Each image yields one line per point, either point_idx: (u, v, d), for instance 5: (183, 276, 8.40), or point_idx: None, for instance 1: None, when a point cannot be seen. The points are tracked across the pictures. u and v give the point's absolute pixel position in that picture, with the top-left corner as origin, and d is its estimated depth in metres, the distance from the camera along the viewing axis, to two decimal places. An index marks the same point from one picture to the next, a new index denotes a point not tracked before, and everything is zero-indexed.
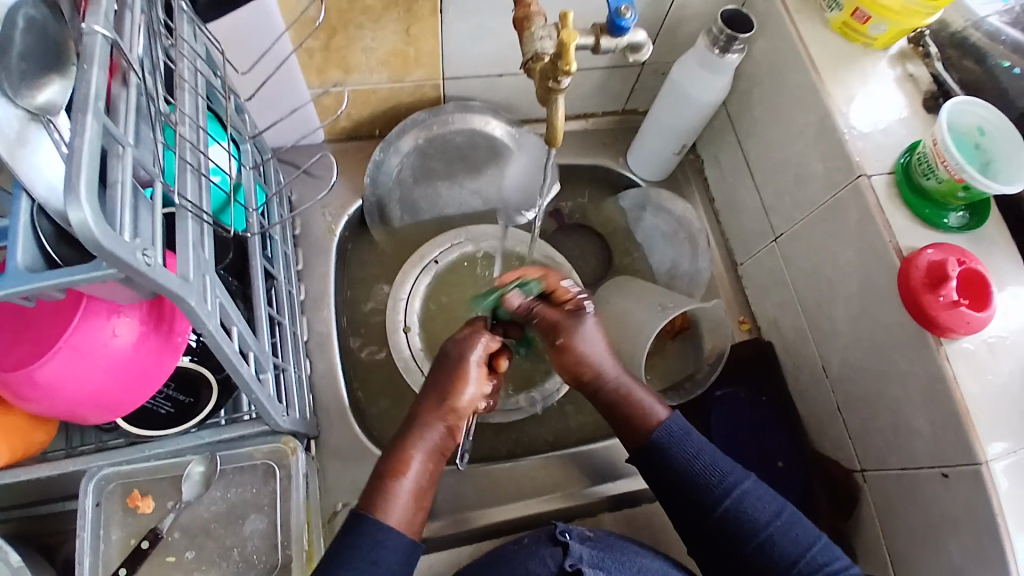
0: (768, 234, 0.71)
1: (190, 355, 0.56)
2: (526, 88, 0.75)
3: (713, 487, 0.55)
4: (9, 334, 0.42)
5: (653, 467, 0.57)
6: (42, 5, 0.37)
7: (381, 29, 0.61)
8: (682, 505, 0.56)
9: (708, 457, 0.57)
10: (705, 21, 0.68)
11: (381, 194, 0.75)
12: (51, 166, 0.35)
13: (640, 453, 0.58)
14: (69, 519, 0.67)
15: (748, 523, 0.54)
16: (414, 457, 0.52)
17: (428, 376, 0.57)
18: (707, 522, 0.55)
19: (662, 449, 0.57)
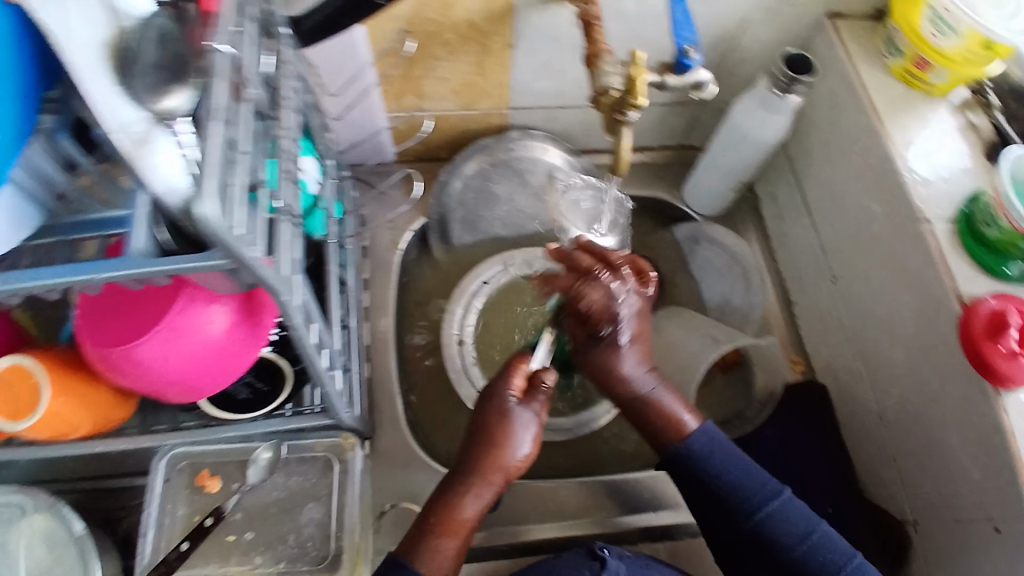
0: (825, 273, 0.71)
1: (270, 347, 0.62)
2: (589, 120, 0.78)
3: (746, 495, 0.56)
4: (117, 312, 0.47)
5: (683, 475, 0.58)
6: (164, 14, 0.40)
7: (456, 61, 0.66)
8: (715, 516, 0.56)
9: (737, 471, 0.57)
10: (766, 63, 0.70)
11: (445, 210, 0.79)
12: (167, 167, 0.39)
13: (668, 461, 0.59)
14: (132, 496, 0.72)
15: (780, 538, 0.53)
16: (459, 514, 0.55)
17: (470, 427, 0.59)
18: (743, 531, 0.55)
19: (686, 460, 0.58)
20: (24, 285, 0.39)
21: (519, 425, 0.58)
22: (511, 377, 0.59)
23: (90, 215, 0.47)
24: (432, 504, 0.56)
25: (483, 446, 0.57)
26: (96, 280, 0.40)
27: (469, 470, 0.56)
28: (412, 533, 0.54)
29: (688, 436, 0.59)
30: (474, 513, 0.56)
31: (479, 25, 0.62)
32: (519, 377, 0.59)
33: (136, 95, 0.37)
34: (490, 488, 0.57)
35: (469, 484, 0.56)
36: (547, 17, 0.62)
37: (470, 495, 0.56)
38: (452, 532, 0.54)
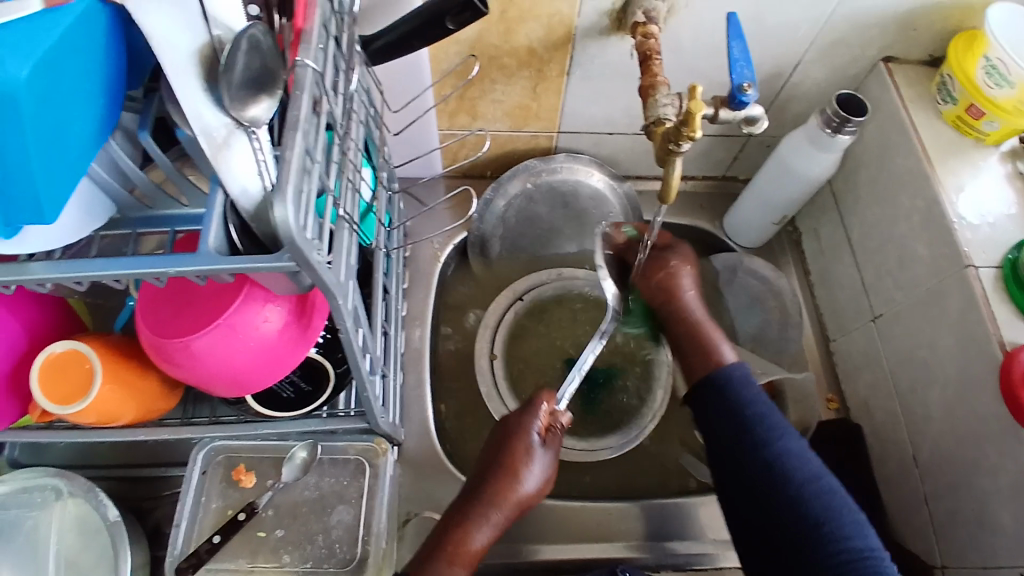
0: (866, 313, 0.71)
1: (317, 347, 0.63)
2: (635, 147, 0.79)
3: (765, 431, 0.55)
4: (176, 308, 0.49)
5: (708, 405, 0.58)
6: (263, 25, 0.42)
7: (512, 84, 0.69)
8: (726, 452, 0.56)
9: (763, 408, 0.56)
10: (818, 101, 0.71)
11: (485, 231, 0.80)
12: (241, 168, 0.42)
13: (697, 389, 0.59)
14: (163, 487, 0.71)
15: (784, 476, 0.52)
16: (475, 535, 0.54)
17: (488, 455, 0.59)
18: (751, 467, 0.54)
19: (717, 386, 0.58)
20: (102, 273, 0.41)
21: (532, 465, 0.58)
22: (536, 415, 0.59)
23: (161, 211, 0.50)
24: (441, 529, 0.56)
25: (502, 475, 0.56)
26: (168, 272, 0.42)
27: (486, 499, 0.56)
28: (422, 553, 0.54)
29: (731, 363, 0.59)
30: (488, 537, 0.55)
31: (538, 52, 0.65)
32: (541, 417, 0.60)
33: (221, 101, 0.40)
34: (502, 518, 0.56)
35: (485, 513, 0.55)
36: (605, 47, 0.64)
37: (483, 523, 0.55)
38: (460, 560, 0.53)
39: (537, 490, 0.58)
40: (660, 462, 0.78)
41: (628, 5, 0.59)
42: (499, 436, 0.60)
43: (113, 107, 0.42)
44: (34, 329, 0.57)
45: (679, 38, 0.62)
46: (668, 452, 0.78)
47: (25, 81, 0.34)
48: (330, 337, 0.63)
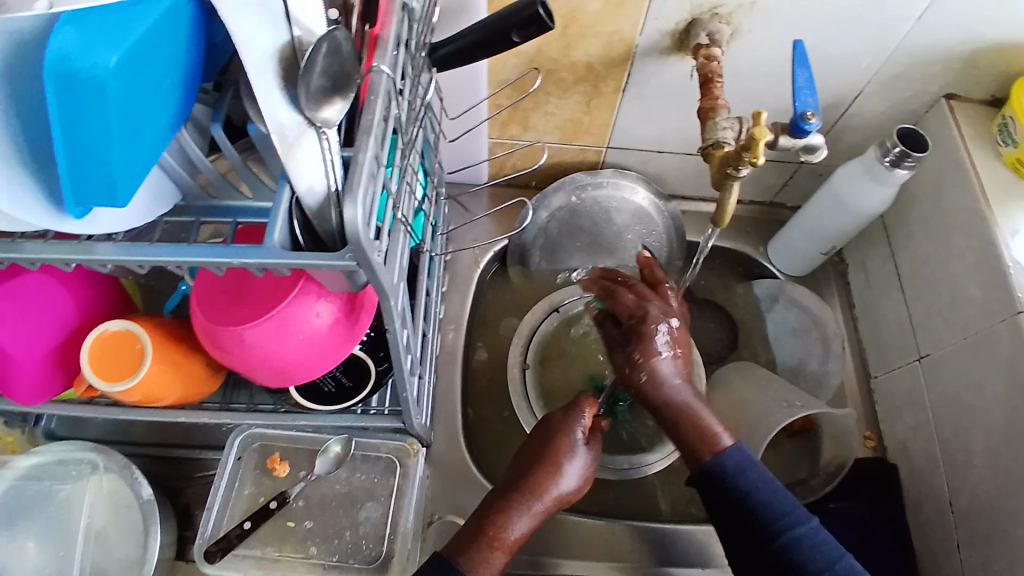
0: (911, 352, 0.70)
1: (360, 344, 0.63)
2: (683, 167, 0.79)
3: (778, 525, 0.52)
4: (234, 295, 0.50)
5: (709, 491, 0.56)
6: (343, 28, 0.43)
7: (566, 98, 0.69)
8: (738, 537, 0.54)
9: (766, 492, 0.54)
10: (874, 133, 0.70)
11: (525, 241, 0.81)
12: (310, 169, 0.42)
13: (698, 475, 0.57)
14: (192, 469, 0.71)
15: (802, 569, 0.50)
16: (514, 522, 0.55)
17: (530, 445, 0.60)
18: (769, 562, 0.52)
19: (717, 475, 0.55)
20: (168, 260, 0.42)
21: (574, 459, 0.59)
22: (581, 415, 0.61)
23: (223, 202, 0.51)
24: (479, 516, 0.56)
25: (544, 469, 0.57)
26: (232, 263, 0.43)
27: (526, 487, 0.57)
28: (460, 539, 0.55)
29: (726, 449, 0.56)
30: (527, 524, 0.56)
31: (595, 68, 0.65)
32: (586, 416, 0.61)
33: (297, 100, 0.41)
34: (540, 509, 0.57)
35: (525, 502, 0.56)
36: (663, 67, 0.64)
37: (521, 514, 0.56)
38: (500, 547, 0.54)
39: (576, 487, 0.59)
40: (687, 487, 0.76)
41: (692, 27, 0.59)
42: (543, 429, 0.61)
43: (188, 99, 0.41)
44: (86, 306, 0.59)
45: (739, 63, 0.62)
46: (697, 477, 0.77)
47: (111, 70, 0.33)
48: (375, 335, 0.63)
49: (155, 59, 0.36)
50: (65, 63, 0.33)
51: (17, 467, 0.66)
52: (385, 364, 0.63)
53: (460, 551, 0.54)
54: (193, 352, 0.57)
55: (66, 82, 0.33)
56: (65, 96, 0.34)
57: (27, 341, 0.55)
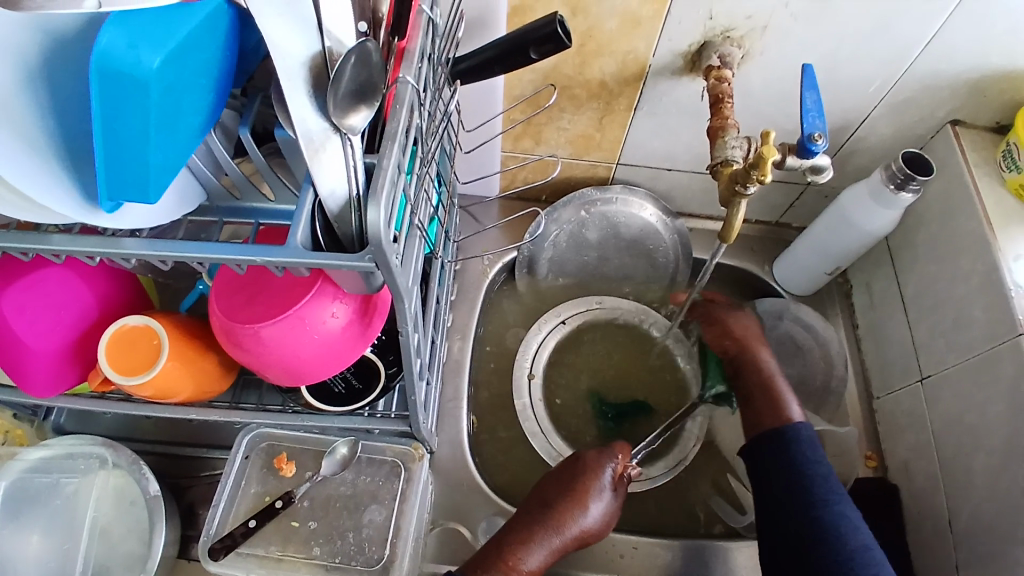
0: (914, 373, 0.70)
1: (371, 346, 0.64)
2: (691, 185, 0.80)
3: (823, 494, 0.59)
4: (252, 294, 0.51)
5: (773, 454, 0.62)
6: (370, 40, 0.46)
7: (578, 114, 0.71)
8: (780, 500, 0.60)
9: (825, 469, 0.61)
10: (880, 157, 0.72)
11: (534, 252, 0.82)
12: (333, 172, 0.44)
13: (765, 438, 0.64)
14: (197, 469, 0.72)
15: (837, 538, 0.56)
16: (531, 554, 0.58)
17: (554, 478, 0.64)
18: (808, 520, 0.58)
19: (788, 440, 0.62)
20: (194, 256, 0.44)
21: (600, 503, 0.62)
22: (613, 460, 0.65)
23: (247, 203, 0.53)
24: (499, 541, 0.60)
25: (569, 504, 0.61)
26: (255, 260, 0.44)
27: (548, 522, 0.60)
28: (476, 559, 0.59)
29: (798, 423, 0.64)
30: (544, 558, 0.59)
31: (609, 85, 0.67)
32: (616, 464, 0.65)
33: (324, 106, 0.42)
34: (558, 541, 0.60)
35: (543, 535, 0.60)
36: (675, 86, 0.66)
37: (538, 545, 0.59)
38: None
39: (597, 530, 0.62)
40: (688, 503, 0.76)
41: (704, 48, 0.61)
42: (574, 465, 0.65)
43: (219, 100, 0.42)
44: (105, 299, 0.60)
45: (749, 84, 0.64)
46: (699, 493, 0.77)
47: (154, 71, 0.35)
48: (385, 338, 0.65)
49: (193, 61, 0.38)
50: (111, 61, 0.34)
51: (27, 459, 0.66)
52: (395, 368, 0.64)
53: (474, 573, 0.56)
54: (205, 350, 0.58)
55: (111, 80, 0.35)
56: (109, 94, 0.35)
57: (47, 332, 0.56)
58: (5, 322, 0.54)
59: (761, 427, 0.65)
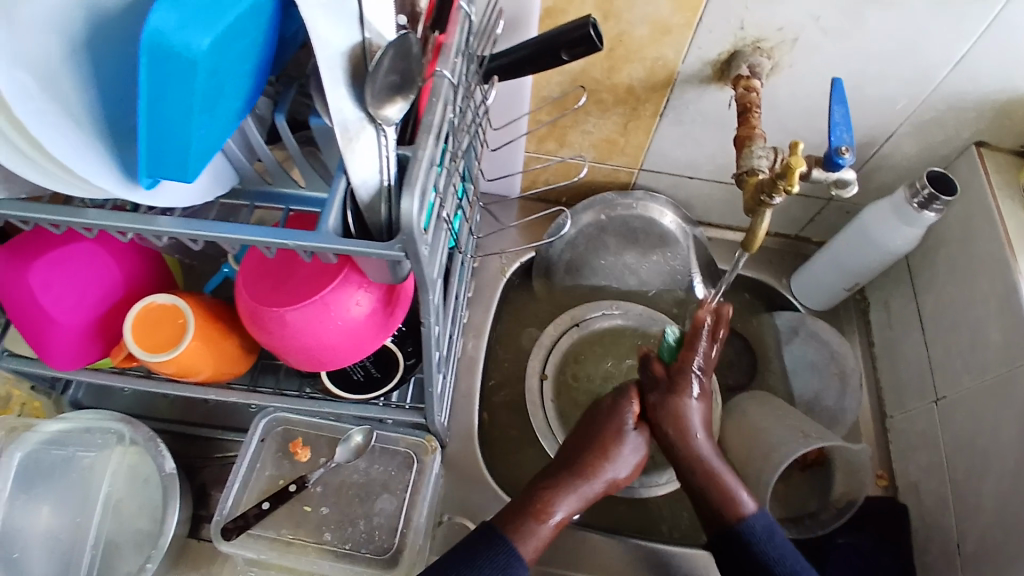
0: (928, 393, 0.70)
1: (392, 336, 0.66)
2: (713, 194, 0.81)
3: None
4: (276, 281, 0.52)
5: (737, 557, 0.57)
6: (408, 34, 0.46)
7: (604, 118, 0.72)
8: None
9: (793, 563, 0.56)
10: (904, 175, 0.72)
11: (551, 255, 0.83)
12: (366, 162, 0.45)
13: (721, 538, 0.59)
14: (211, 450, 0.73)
15: None
16: (558, 502, 0.58)
17: (579, 430, 0.64)
18: None
19: (744, 542, 0.57)
20: (227, 236, 0.45)
21: (623, 447, 0.62)
22: (630, 403, 0.64)
23: (279, 189, 0.53)
24: (530, 490, 0.60)
25: (594, 454, 0.61)
26: (285, 245, 0.45)
27: (575, 469, 0.60)
28: (509, 508, 0.59)
29: (749, 517, 0.58)
30: (570, 506, 0.59)
31: (636, 91, 0.67)
32: (634, 407, 0.64)
33: (360, 97, 0.43)
34: (587, 490, 0.60)
35: (571, 484, 0.59)
36: (703, 95, 0.66)
37: (566, 493, 0.59)
38: (545, 520, 0.57)
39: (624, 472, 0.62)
40: (695, 510, 0.77)
41: (733, 58, 0.61)
42: (594, 415, 0.64)
43: (256, 83, 0.43)
44: (131, 277, 0.61)
45: (777, 96, 0.65)
46: None
47: (203, 52, 0.35)
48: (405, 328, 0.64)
49: (236, 43, 0.38)
50: (162, 41, 0.34)
51: (45, 431, 0.67)
52: (413, 359, 0.64)
53: (488, 543, 0.55)
54: (227, 332, 0.59)
55: (159, 60, 0.35)
56: (156, 72, 0.35)
57: (72, 308, 0.57)
58: (33, 296, 0.56)
59: (714, 519, 0.60)
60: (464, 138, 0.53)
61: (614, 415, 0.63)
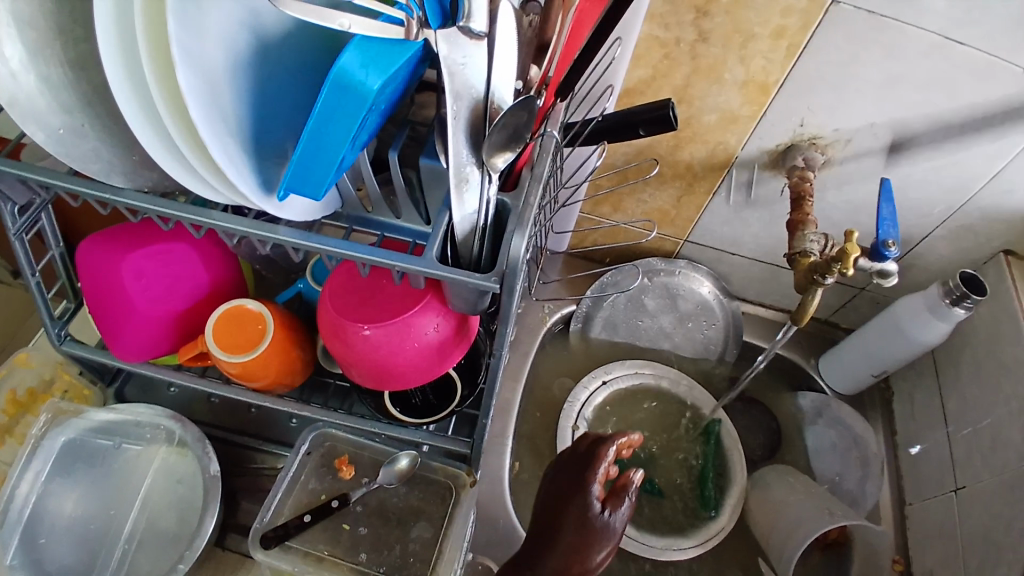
0: (947, 484, 0.73)
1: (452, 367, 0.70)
2: (751, 271, 0.86)
3: None
4: (364, 296, 0.55)
5: None
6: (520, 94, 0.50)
7: (660, 191, 0.77)
8: None
9: None
10: (933, 274, 0.77)
11: (591, 309, 0.86)
12: (470, 203, 0.49)
13: None
14: (243, 460, 0.73)
15: None
16: None
17: (544, 509, 0.59)
18: None
19: None
20: (339, 252, 0.49)
21: (588, 528, 0.55)
22: (595, 470, 0.58)
23: (377, 218, 0.56)
24: None
25: (554, 544, 0.56)
26: (390, 266, 0.49)
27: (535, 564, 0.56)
28: None
29: None
30: None
31: (695, 169, 0.73)
32: (599, 474, 0.58)
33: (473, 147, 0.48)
34: None
35: None
36: (756, 179, 0.72)
37: None
38: None
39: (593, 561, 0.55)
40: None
41: (789, 150, 0.68)
42: (561, 489, 0.59)
43: (382, 119, 0.48)
44: (216, 278, 0.64)
45: (825, 187, 0.71)
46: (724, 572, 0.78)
47: (375, 91, 0.40)
48: (466, 362, 0.69)
49: (394, 85, 0.43)
50: (346, 76, 0.40)
51: (96, 419, 0.67)
52: (469, 392, 0.68)
53: None
54: (292, 344, 0.62)
55: (339, 91, 0.40)
56: (332, 101, 0.40)
57: (154, 300, 0.60)
58: (121, 284, 0.59)
59: None
60: (552, 195, 0.60)
61: (578, 482, 0.58)
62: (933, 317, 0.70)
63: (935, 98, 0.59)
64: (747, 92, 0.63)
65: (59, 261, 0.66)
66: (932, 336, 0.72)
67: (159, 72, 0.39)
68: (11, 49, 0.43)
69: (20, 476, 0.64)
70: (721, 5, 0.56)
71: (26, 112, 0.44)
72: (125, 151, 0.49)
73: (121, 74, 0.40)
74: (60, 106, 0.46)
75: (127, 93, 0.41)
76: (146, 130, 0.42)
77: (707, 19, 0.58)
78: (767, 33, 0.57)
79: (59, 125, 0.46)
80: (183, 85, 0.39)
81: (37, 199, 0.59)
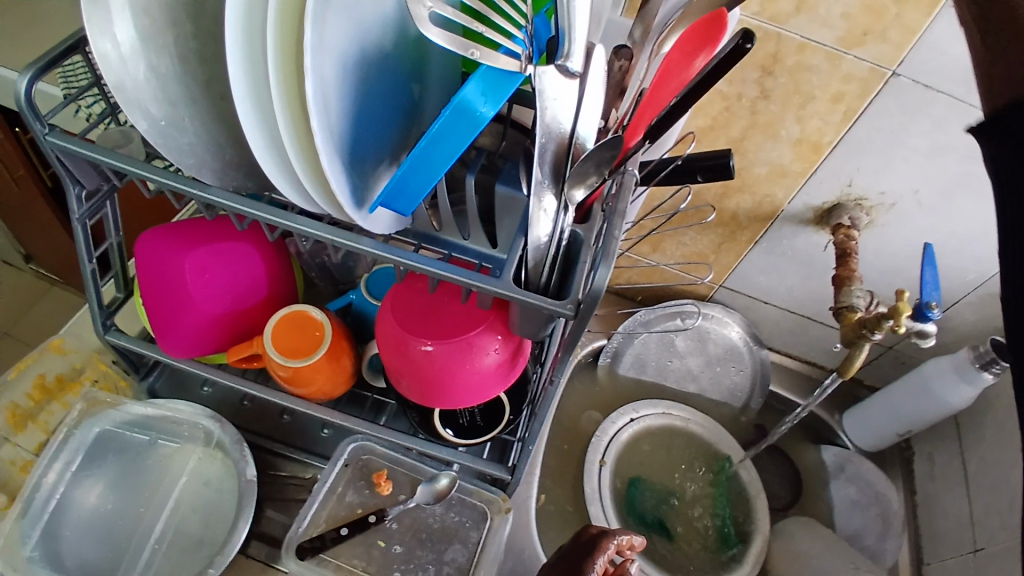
0: (966, 545, 0.74)
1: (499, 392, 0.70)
2: (780, 321, 0.88)
3: None
4: (426, 314, 0.56)
5: None
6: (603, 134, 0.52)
7: (701, 235, 0.79)
8: None
9: None
10: (958, 338, 0.80)
11: (620, 345, 0.88)
12: (546, 229, 0.50)
13: None
14: (270, 468, 0.72)
15: None
16: None
17: None
18: None
19: None
20: (414, 269, 0.50)
21: None
22: (595, 559, 0.54)
23: (443, 237, 0.57)
24: None
25: None
26: (466, 285, 0.49)
27: None
28: None
29: None
30: None
31: (739, 218, 0.76)
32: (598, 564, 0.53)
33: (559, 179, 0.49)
34: None
35: None
36: (799, 233, 0.75)
37: None
38: None
39: None
40: None
41: (835, 208, 0.71)
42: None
43: None
44: (272, 280, 0.64)
45: (866, 246, 0.73)
46: None
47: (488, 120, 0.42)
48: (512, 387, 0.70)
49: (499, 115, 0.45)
50: (465, 105, 0.41)
51: (133, 412, 0.67)
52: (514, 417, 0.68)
53: None
54: (343, 354, 0.62)
55: (455, 117, 0.42)
56: (446, 125, 0.42)
57: (211, 297, 0.60)
58: (184, 278, 0.59)
59: None
60: None
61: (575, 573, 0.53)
62: (961, 380, 0.73)
63: (978, 170, 0.62)
64: (801, 149, 0.66)
65: (114, 251, 0.65)
66: (960, 400, 0.74)
67: (282, 80, 0.41)
68: (124, 35, 0.44)
69: (49, 463, 0.63)
70: (786, 67, 0.59)
71: (133, 101, 0.45)
72: (217, 149, 0.50)
73: (242, 77, 0.41)
74: (166, 99, 0.46)
75: (245, 96, 0.42)
76: (256, 132, 0.43)
77: (771, 78, 0.61)
78: (826, 96, 0.61)
79: (161, 116, 0.46)
80: (308, 95, 0.40)
81: (105, 187, 0.59)
